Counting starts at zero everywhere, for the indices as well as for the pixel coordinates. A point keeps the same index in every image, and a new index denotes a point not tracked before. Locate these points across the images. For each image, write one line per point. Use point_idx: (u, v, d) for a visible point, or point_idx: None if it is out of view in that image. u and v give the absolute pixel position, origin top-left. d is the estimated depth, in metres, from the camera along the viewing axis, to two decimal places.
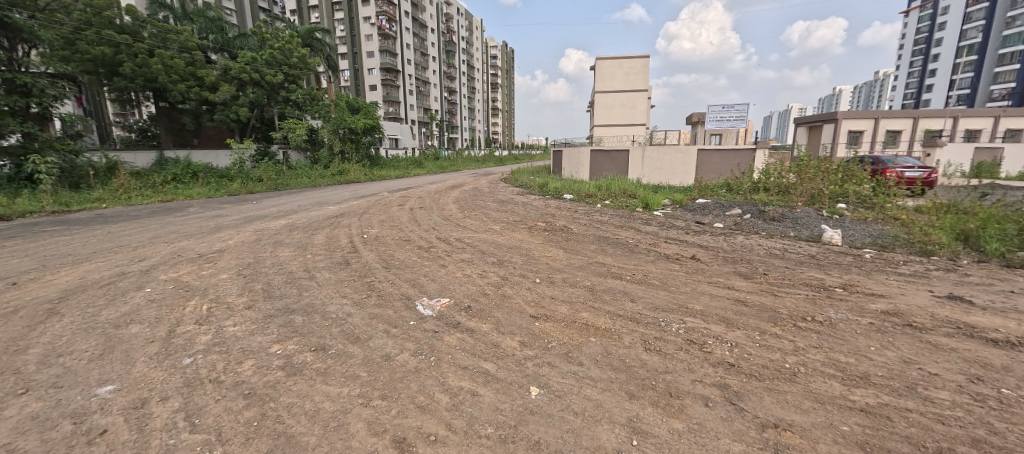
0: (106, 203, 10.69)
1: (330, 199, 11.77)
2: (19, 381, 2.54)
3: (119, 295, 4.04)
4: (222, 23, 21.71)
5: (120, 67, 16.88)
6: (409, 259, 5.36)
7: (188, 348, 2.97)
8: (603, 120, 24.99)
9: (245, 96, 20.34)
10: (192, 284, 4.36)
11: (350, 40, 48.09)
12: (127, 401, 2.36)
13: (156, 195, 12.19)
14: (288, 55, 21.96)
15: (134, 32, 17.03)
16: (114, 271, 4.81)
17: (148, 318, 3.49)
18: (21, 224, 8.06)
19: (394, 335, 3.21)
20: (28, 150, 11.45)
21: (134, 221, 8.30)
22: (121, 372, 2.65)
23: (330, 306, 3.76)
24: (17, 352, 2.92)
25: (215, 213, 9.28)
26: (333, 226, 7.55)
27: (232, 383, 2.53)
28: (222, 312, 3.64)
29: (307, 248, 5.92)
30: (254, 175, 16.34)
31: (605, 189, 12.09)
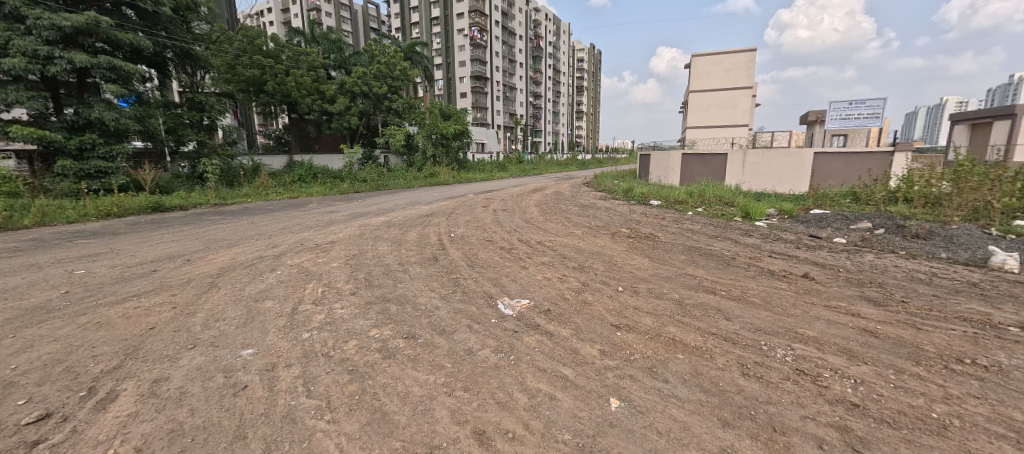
0: (250, 198, 12.86)
1: (421, 199, 12.69)
2: (190, 338, 3.17)
3: (258, 275, 4.82)
4: (342, 44, 24.78)
5: (264, 86, 20.19)
6: (492, 259, 5.53)
7: (305, 324, 3.43)
8: (699, 122, 23.23)
9: (356, 106, 22.96)
10: (310, 270, 5.04)
11: (445, 52, 51.44)
12: (262, 363, 2.80)
13: (286, 192, 14.29)
14: (392, 68, 24.25)
15: (276, 55, 20.31)
16: (255, 254, 5.76)
17: (278, 296, 4.11)
18: (193, 213, 10.03)
19: (476, 330, 3.34)
20: (200, 155, 14.27)
21: (268, 214, 9.85)
22: (257, 339, 3.16)
23: (420, 298, 4.06)
24: (189, 314, 3.65)
25: (330, 209, 10.60)
26: (424, 225, 8.12)
27: (339, 360, 2.85)
28: (332, 295, 4.14)
29: (402, 244, 6.46)
30: (360, 177, 18.24)
31: (698, 196, 11.21)
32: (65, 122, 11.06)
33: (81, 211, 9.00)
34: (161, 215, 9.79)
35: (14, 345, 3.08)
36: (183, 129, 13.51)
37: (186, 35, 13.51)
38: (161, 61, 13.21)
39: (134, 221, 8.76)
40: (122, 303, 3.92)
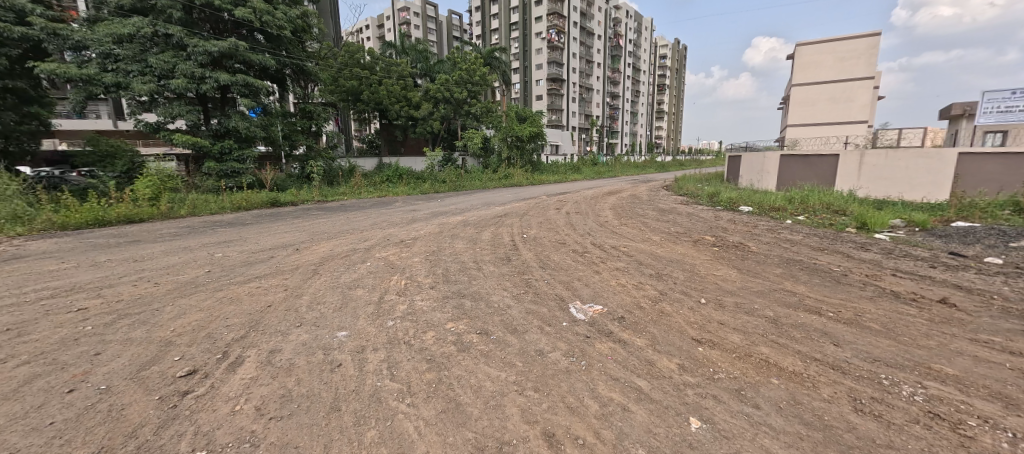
0: (346, 196, 14.26)
1: (495, 201, 13.04)
2: (297, 317, 3.62)
3: (352, 265, 5.34)
4: (428, 53, 26.41)
5: (360, 95, 22.28)
6: (564, 262, 5.49)
7: (390, 313, 3.71)
8: (802, 120, 20.80)
9: (438, 112, 24.30)
10: (395, 263, 5.44)
11: (523, 56, 52.29)
12: (354, 345, 3.09)
13: (376, 191, 15.57)
14: (472, 74, 25.23)
15: (371, 67, 22.30)
16: (350, 247, 6.39)
17: (367, 285, 4.51)
18: (301, 208, 11.41)
19: (547, 332, 3.34)
20: (308, 157, 16.20)
21: (361, 211, 10.84)
22: (351, 323, 3.49)
23: (493, 296, 4.17)
24: (297, 296, 4.16)
25: (412, 208, 11.35)
26: (498, 225, 8.32)
27: (419, 349, 3.03)
28: (414, 288, 4.43)
29: (477, 243, 6.70)
30: (440, 178, 19.25)
31: (798, 203, 10.00)
32: (210, 130, 13.23)
33: (219, 204, 10.73)
34: (276, 209, 11.27)
35: (172, 311, 3.77)
36: (296, 134, 15.45)
37: (300, 53, 15.30)
38: (280, 77, 15.19)
39: (257, 214, 10.23)
40: (247, 283, 4.60)
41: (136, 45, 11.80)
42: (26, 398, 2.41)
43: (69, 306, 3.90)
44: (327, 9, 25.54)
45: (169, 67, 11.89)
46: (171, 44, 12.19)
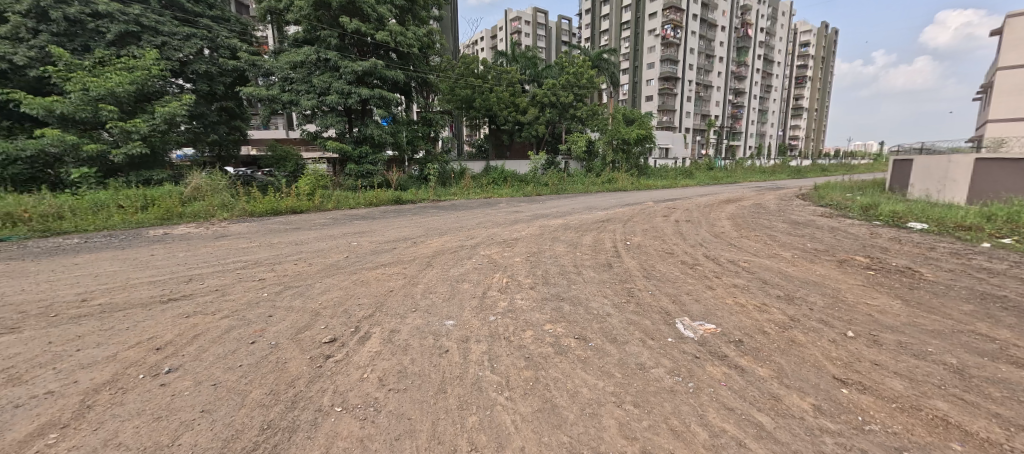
0: (457, 196, 15.33)
1: (598, 205, 12.76)
2: (413, 303, 4.02)
3: (459, 260, 5.74)
4: (537, 59, 27.06)
5: (473, 102, 23.81)
6: (671, 273, 5.12)
7: (492, 308, 3.89)
8: (1019, 113, 16.09)
9: (544, 116, 24.71)
10: (498, 261, 5.70)
11: (634, 55, 50.28)
12: (460, 334, 3.32)
13: (483, 192, 16.43)
14: (579, 77, 25.14)
15: (484, 76, 23.72)
16: (458, 243, 6.87)
17: (473, 280, 4.80)
18: (418, 206, 12.62)
19: (650, 346, 3.15)
20: (426, 160, 17.86)
21: (468, 210, 11.56)
22: (457, 313, 3.76)
23: (593, 302, 4.09)
24: (413, 284, 4.63)
25: (515, 209, 11.72)
26: (600, 230, 8.13)
27: (518, 346, 3.13)
28: (515, 286, 4.58)
29: (577, 247, 6.64)
30: (542, 181, 19.53)
31: (998, 221, 7.78)
32: (352, 137, 15.47)
33: (356, 200, 12.48)
34: (399, 206, 12.68)
35: (320, 288, 4.51)
36: (418, 140, 17.16)
37: (424, 67, 16.86)
38: (407, 89, 16.99)
39: (383, 210, 11.63)
40: (375, 269, 5.27)
41: (304, 69, 14.36)
42: (224, 343, 3.12)
43: (252, 276, 4.93)
44: (449, 26, 27.96)
45: (326, 85, 14.22)
46: (328, 66, 14.55)
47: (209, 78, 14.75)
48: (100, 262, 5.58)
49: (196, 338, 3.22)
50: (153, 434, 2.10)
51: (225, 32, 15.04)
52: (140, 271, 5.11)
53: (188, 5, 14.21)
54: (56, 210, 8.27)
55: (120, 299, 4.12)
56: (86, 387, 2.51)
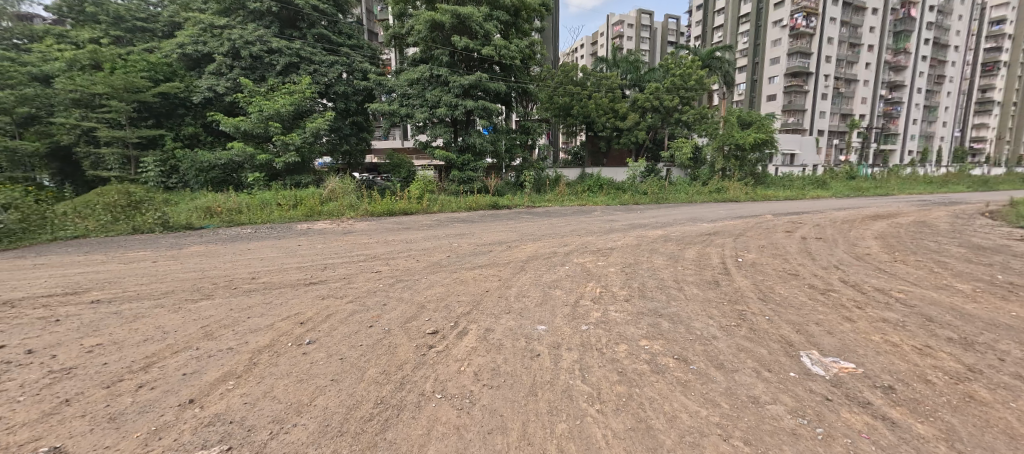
0: (551, 203, 15.44)
1: (703, 217, 11.73)
2: (507, 305, 4.17)
3: (552, 267, 5.80)
4: (639, 62, 26.05)
5: (571, 110, 23.76)
6: (794, 298, 4.49)
7: (585, 318, 3.84)
8: None
9: (645, 121, 23.57)
10: (592, 270, 5.61)
11: (752, 51, 45.39)
12: (551, 340, 3.34)
13: (578, 200, 16.26)
14: (687, 79, 23.54)
15: (583, 83, 23.57)
16: (551, 250, 6.93)
17: (565, 287, 4.80)
18: (514, 212, 13.00)
19: (766, 378, 2.80)
20: (523, 167, 18.36)
21: (562, 217, 11.56)
22: (549, 319, 3.80)
23: (696, 322, 3.78)
24: (507, 287, 4.80)
25: (610, 218, 11.38)
26: (706, 244, 7.48)
27: (610, 358, 3.05)
28: (609, 297, 4.46)
29: (679, 260, 6.20)
30: (641, 189, 18.63)
31: None
32: (457, 146, 16.63)
33: (458, 204, 13.37)
34: (496, 211, 13.24)
35: (425, 283, 4.95)
36: (516, 148, 17.76)
37: (525, 77, 17.41)
38: (508, 98, 17.71)
39: (481, 214, 12.26)
40: (473, 269, 5.60)
41: (419, 85, 15.88)
42: (349, 324, 3.62)
43: (370, 268, 5.63)
44: (550, 36, 28.52)
45: (437, 99, 15.54)
46: (439, 81, 15.86)
47: (345, 97, 17.23)
48: (263, 248, 6.89)
49: (329, 317, 3.80)
50: (297, 393, 2.52)
51: (358, 58, 17.44)
52: (290, 258, 6.18)
53: (333, 37, 16.81)
54: (236, 206, 10.42)
55: (276, 280, 5.04)
56: (253, 348, 3.14)
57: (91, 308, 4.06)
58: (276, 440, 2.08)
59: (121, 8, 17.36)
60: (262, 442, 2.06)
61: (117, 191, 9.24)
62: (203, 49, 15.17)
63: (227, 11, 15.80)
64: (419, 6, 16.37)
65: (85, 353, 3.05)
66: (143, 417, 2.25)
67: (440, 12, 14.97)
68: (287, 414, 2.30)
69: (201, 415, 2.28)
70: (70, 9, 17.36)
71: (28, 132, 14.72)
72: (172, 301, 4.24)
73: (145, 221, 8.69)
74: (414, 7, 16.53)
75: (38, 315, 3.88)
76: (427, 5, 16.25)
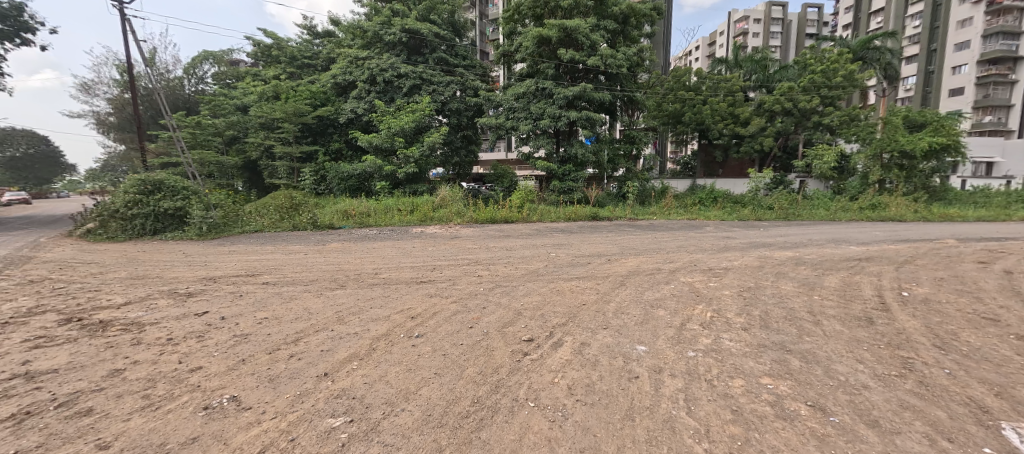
0: (656, 216, 14.60)
1: (850, 238, 9.87)
2: (604, 320, 4.05)
3: (656, 284, 5.46)
4: (767, 61, 23.29)
5: (682, 117, 22.10)
6: (988, 350, 3.48)
7: (693, 344, 3.52)
8: None
9: (773, 126, 20.86)
10: (702, 291, 5.13)
11: (928, 37, 37.24)
12: (652, 363, 3.14)
13: (687, 213, 15.07)
14: (831, 75, 20.31)
15: (698, 88, 21.74)
16: (655, 266, 6.53)
17: (670, 308, 4.47)
18: (615, 224, 12.60)
19: (944, 448, 2.18)
20: (626, 178, 17.78)
21: (669, 232, 10.80)
22: (650, 340, 3.58)
23: (838, 365, 3.17)
24: (605, 301, 4.67)
25: (727, 235, 10.29)
26: (853, 271, 6.28)
27: (722, 392, 2.72)
28: (722, 324, 4.01)
29: (814, 288, 5.32)
30: (766, 203, 16.46)
31: None
32: (559, 157, 16.79)
33: (557, 214, 13.48)
34: (596, 222, 12.98)
35: (523, 290, 5.08)
36: (619, 158, 17.28)
37: (632, 85, 16.88)
38: (612, 107, 17.37)
39: (581, 225, 12.18)
40: (570, 280, 5.57)
41: (525, 99, 16.44)
42: (452, 323, 3.89)
43: (473, 272, 5.99)
44: (662, 41, 27.16)
45: (541, 111, 15.91)
46: (544, 94, 16.22)
47: (458, 113, 18.68)
48: (385, 248, 7.81)
49: (436, 314, 4.13)
50: (406, 381, 2.79)
51: (471, 76, 18.77)
52: (406, 258, 6.88)
53: (450, 59, 18.39)
54: (366, 210, 12.00)
55: (394, 276, 5.66)
56: (374, 335, 3.56)
57: (262, 287, 5.07)
58: (387, 420, 2.32)
59: (294, 50, 21.45)
60: (376, 420, 2.31)
61: (283, 196, 11.38)
62: (349, 78, 17.91)
63: (368, 44, 18.43)
64: (528, 23, 17.04)
65: (257, 324, 3.80)
66: (292, 383, 2.71)
67: (548, 27, 15.38)
68: (397, 398, 2.55)
69: (332, 388, 2.66)
70: (261, 53, 22.07)
71: (231, 150, 19.07)
72: (317, 287, 5.07)
73: (301, 221, 10.52)
74: (523, 25, 17.26)
75: (230, 289, 4.99)
76: (536, 22, 16.84)
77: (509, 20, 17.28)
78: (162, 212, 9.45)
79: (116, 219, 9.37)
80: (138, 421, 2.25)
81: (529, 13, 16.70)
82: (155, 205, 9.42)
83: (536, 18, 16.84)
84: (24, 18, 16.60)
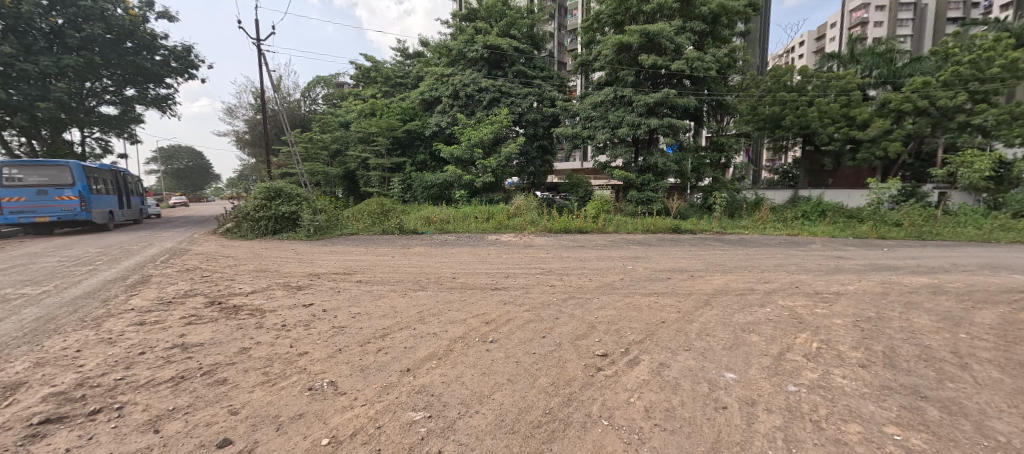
0: (748, 230, 13.35)
1: (1009, 263, 8.09)
2: (687, 341, 3.79)
3: (748, 306, 4.97)
4: (893, 54, 20.17)
5: (782, 121, 19.55)
6: None
7: (794, 377, 3.10)
8: None
9: (900, 129, 17.92)
10: (805, 318, 4.54)
11: None
12: (742, 393, 2.84)
13: (786, 228, 13.56)
14: (983, 66, 16.97)
15: (802, 88, 19.11)
16: (747, 286, 5.95)
17: (765, 334, 4.03)
18: (700, 237, 11.78)
19: None
20: (713, 188, 16.62)
21: (764, 248, 9.80)
22: (740, 368, 3.25)
23: (998, 421, 2.55)
24: (688, 321, 4.37)
25: (838, 254, 9.04)
26: (1015, 306, 5.12)
27: (831, 436, 2.35)
28: (832, 358, 3.49)
29: (959, 324, 4.42)
30: (890, 219, 14.15)
31: None
32: (637, 166, 16.19)
33: (635, 225, 12.98)
34: (677, 235, 12.24)
35: (598, 303, 4.95)
36: (705, 167, 16.18)
37: (722, 88, 15.76)
38: (698, 114, 16.40)
39: (661, 237, 11.60)
40: (649, 296, 5.31)
41: (602, 108, 16.18)
42: (525, 331, 3.94)
43: (547, 281, 6.00)
44: (757, 39, 24.99)
45: (619, 120, 15.48)
46: (623, 102, 15.79)
47: (534, 124, 18.97)
48: (463, 253, 8.19)
49: (510, 322, 4.21)
50: (480, 384, 2.87)
51: (548, 87, 18.97)
52: (482, 264, 7.14)
53: (529, 71, 18.78)
54: (446, 217, 12.65)
55: (470, 281, 5.90)
56: (452, 337, 3.74)
57: (356, 285, 5.61)
58: (462, 420, 2.41)
59: (389, 71, 23.55)
60: (452, 419, 2.42)
61: (375, 203, 12.52)
62: (435, 94, 19.20)
63: (452, 61, 19.61)
64: (608, 31, 16.80)
65: (352, 318, 4.21)
66: (379, 375, 2.95)
67: (628, 33, 15.02)
68: (472, 400, 2.65)
69: (414, 383, 2.85)
70: (362, 75, 24.64)
71: (334, 161, 21.44)
72: (402, 288, 5.48)
73: (390, 225, 11.46)
74: (602, 33, 17.06)
75: (330, 285, 5.60)
76: (616, 29, 16.54)
77: (588, 29, 17.20)
78: (281, 215, 10.96)
79: (246, 220, 11.08)
80: (259, 394, 2.63)
81: (608, 21, 16.47)
82: (276, 209, 10.96)
83: (616, 25, 16.55)
84: (190, 56, 20.54)
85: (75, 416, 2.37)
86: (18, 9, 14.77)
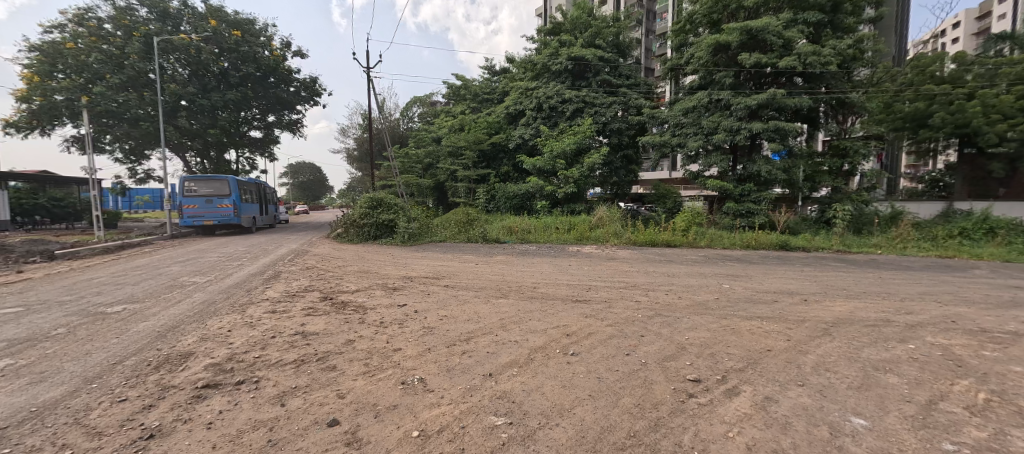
0: (881, 249, 11.32)
1: None
2: (799, 375, 3.30)
3: (882, 341, 4.16)
4: None
5: (929, 119, 15.95)
6: None
7: (955, 434, 2.48)
8: None
9: None
10: (967, 362, 3.64)
11: None
12: (877, 444, 2.37)
13: (934, 248, 11.25)
14: None
15: (958, 78, 15.70)
16: (881, 316, 4.99)
17: (908, 376, 3.34)
18: (814, 256, 10.29)
19: None
20: (832, 200, 14.51)
21: (902, 272, 8.22)
22: (873, 414, 2.71)
23: None
24: (802, 352, 3.81)
25: (1014, 283, 7.19)
26: None
27: None
28: (1010, 415, 2.73)
29: None
30: None
31: None
32: (735, 175, 14.79)
33: (732, 240, 11.80)
34: (784, 252, 10.85)
35: (689, 323, 4.56)
36: (821, 176, 14.21)
37: (843, 85, 13.73)
38: (813, 116, 14.53)
39: (764, 254, 10.39)
40: (750, 320, 4.75)
41: (695, 113, 15.14)
42: (607, 347, 3.77)
43: (633, 296, 5.70)
44: (892, 25, 21.33)
45: (715, 125, 14.32)
46: (719, 106, 14.59)
47: (619, 133, 18.39)
48: (544, 264, 8.18)
49: (592, 335, 4.09)
50: (561, 397, 2.81)
51: (635, 94, 18.28)
52: (562, 275, 7.04)
53: (614, 79, 18.34)
54: (528, 227, 12.82)
55: (552, 292, 5.87)
56: (533, 346, 3.74)
57: (443, 289, 5.93)
58: (543, 432, 2.38)
59: (477, 88, 24.77)
60: (532, 429, 2.40)
61: (462, 212, 13.17)
62: (520, 108, 19.68)
63: (537, 75, 19.98)
64: (702, 32, 15.73)
65: (439, 319, 4.46)
66: (462, 376, 3.05)
67: (726, 32, 13.89)
68: (552, 412, 2.60)
69: (495, 388, 2.89)
70: (453, 93, 26.27)
71: (427, 173, 23.06)
72: (486, 294, 5.64)
73: (474, 234, 11.97)
74: (696, 34, 16.04)
75: (420, 288, 6.00)
76: (712, 29, 15.43)
77: (679, 31, 16.31)
78: (380, 223, 12.10)
79: (353, 227, 12.44)
80: (361, 382, 2.89)
81: (703, 21, 15.43)
82: (377, 217, 12.11)
83: (712, 25, 15.43)
84: (317, 86, 23.94)
85: (225, 383, 2.84)
86: (199, 56, 18.62)
